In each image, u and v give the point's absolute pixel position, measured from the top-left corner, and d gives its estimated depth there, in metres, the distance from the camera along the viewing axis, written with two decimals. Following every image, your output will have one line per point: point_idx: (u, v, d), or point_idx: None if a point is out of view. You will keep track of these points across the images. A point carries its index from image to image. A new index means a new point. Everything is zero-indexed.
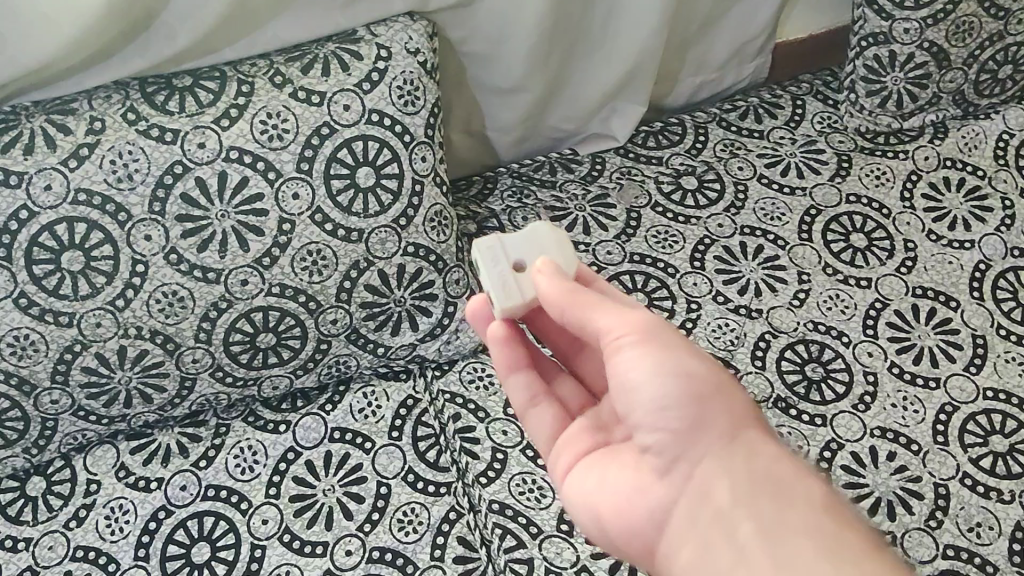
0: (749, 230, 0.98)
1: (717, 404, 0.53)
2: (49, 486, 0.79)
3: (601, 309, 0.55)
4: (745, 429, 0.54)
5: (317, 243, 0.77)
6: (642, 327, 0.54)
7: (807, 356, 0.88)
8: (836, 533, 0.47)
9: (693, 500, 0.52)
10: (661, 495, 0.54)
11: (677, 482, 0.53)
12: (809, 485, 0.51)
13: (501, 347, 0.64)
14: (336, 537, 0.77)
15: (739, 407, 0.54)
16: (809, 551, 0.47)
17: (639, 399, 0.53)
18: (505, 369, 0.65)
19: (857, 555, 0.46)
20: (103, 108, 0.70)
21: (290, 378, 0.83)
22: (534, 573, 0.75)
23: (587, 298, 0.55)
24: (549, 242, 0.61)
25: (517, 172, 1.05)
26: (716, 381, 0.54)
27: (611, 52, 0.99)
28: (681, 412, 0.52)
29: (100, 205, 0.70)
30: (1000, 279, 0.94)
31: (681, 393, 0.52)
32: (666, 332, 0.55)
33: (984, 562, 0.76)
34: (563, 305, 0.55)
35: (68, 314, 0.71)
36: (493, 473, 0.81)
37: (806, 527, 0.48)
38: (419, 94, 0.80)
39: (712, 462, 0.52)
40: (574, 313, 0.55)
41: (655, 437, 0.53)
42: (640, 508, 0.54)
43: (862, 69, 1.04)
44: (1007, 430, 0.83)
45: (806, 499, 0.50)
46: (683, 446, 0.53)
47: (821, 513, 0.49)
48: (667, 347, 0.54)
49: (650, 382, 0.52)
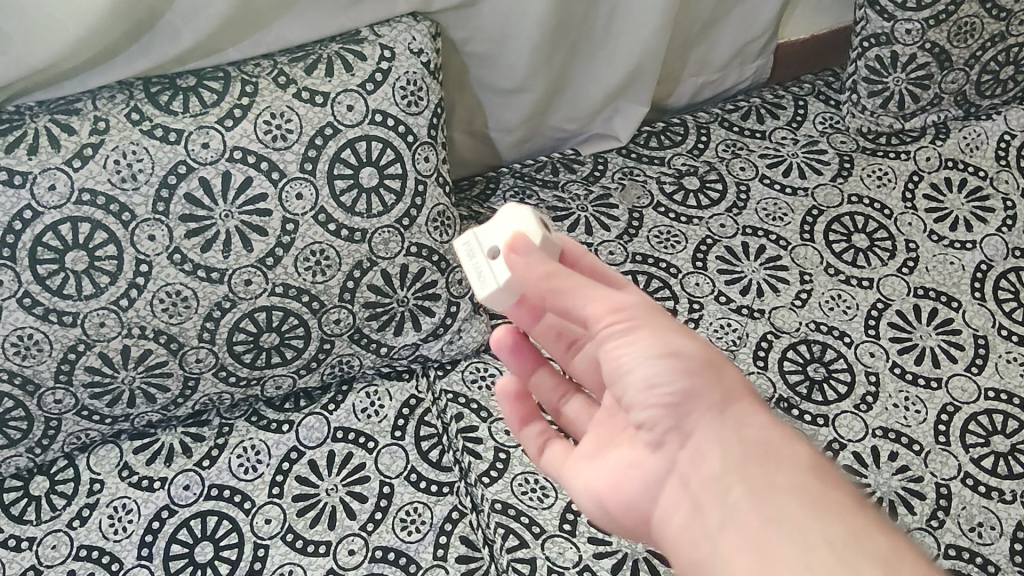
0: (751, 231, 0.98)
1: (709, 379, 0.52)
2: (52, 485, 0.79)
3: (583, 294, 0.50)
4: (737, 401, 0.52)
5: (321, 244, 0.77)
6: (630, 306, 0.51)
7: (809, 356, 0.88)
8: (827, 500, 0.47)
9: (685, 472, 0.51)
10: (654, 471, 0.52)
11: (669, 457, 0.52)
12: (801, 454, 0.50)
13: (511, 403, 0.65)
14: (338, 537, 0.77)
15: (729, 379, 0.52)
16: (801, 518, 0.46)
17: (629, 378, 0.51)
18: (518, 424, 0.64)
19: (848, 522, 0.45)
20: (107, 108, 0.71)
21: (293, 378, 0.83)
22: (536, 572, 0.75)
23: (568, 283, 0.50)
24: (519, 221, 0.56)
25: (519, 172, 1.05)
26: (705, 355, 0.52)
27: (614, 52, 0.99)
28: (673, 390, 0.51)
29: (104, 205, 0.70)
30: (1001, 280, 0.94)
31: (672, 372, 0.51)
32: (652, 309, 0.52)
33: (986, 562, 0.76)
34: (542, 286, 0.50)
35: (72, 314, 0.71)
36: (495, 472, 0.81)
37: (798, 496, 0.47)
38: (422, 94, 0.80)
39: (704, 436, 0.51)
40: (558, 298, 0.50)
41: (646, 414, 0.52)
42: (633, 484, 0.53)
43: (864, 69, 1.04)
44: (1009, 430, 0.83)
45: (795, 466, 0.49)
46: (674, 422, 0.51)
47: (813, 481, 0.48)
48: (656, 325, 0.52)
49: (640, 361, 0.51)
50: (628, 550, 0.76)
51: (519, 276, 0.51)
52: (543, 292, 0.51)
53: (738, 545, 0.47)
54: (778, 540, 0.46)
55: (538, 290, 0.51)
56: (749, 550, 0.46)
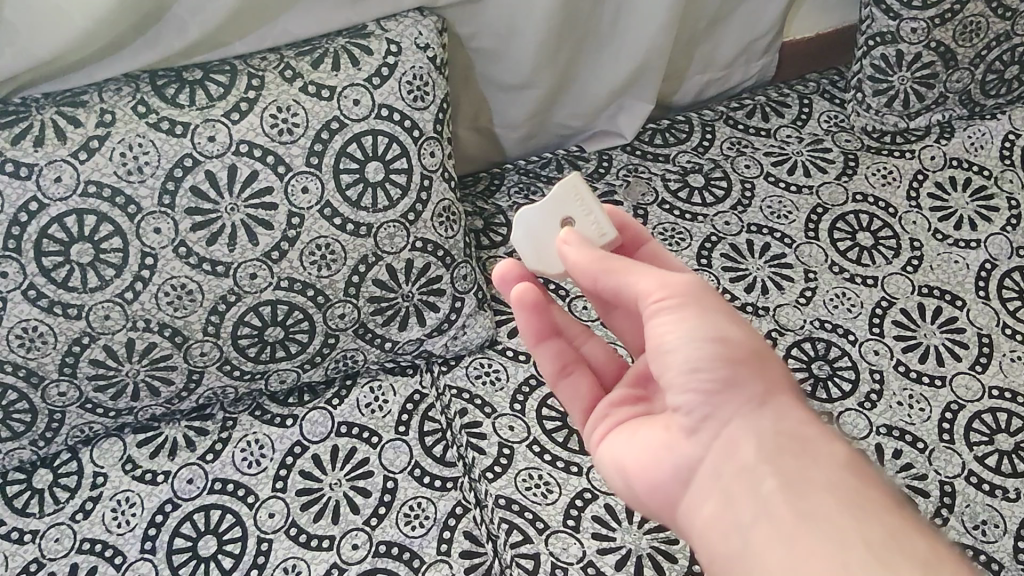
0: (756, 229, 0.98)
1: (753, 368, 0.52)
2: (55, 478, 0.79)
3: (636, 272, 0.54)
4: (778, 395, 0.53)
5: (326, 237, 0.77)
6: (678, 287, 0.53)
7: (814, 354, 0.88)
8: (864, 499, 0.47)
9: (718, 462, 0.52)
10: (687, 456, 0.53)
11: (704, 445, 0.53)
12: (840, 454, 0.50)
13: (528, 319, 0.64)
14: (342, 531, 0.77)
15: (773, 375, 0.53)
16: (834, 516, 0.46)
17: (670, 359, 0.52)
18: (534, 340, 0.66)
19: (885, 523, 0.46)
20: (114, 100, 0.70)
21: (297, 372, 0.83)
22: (540, 568, 0.75)
23: (617, 263, 0.55)
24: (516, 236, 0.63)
25: (524, 169, 1.05)
26: (749, 347, 0.53)
27: (619, 50, 0.99)
28: (714, 377, 0.51)
29: (110, 197, 0.70)
30: (1005, 279, 0.94)
31: (714, 360, 0.51)
32: (703, 293, 0.54)
33: (989, 559, 0.76)
34: (590, 274, 0.56)
35: (77, 305, 0.71)
36: (500, 467, 0.81)
37: (833, 494, 0.48)
38: (428, 90, 0.80)
39: (741, 425, 0.52)
40: (610, 278, 0.55)
41: (685, 400, 0.52)
42: (664, 468, 0.54)
43: (869, 68, 1.04)
44: (1013, 429, 0.83)
45: (831, 462, 0.50)
46: (712, 410, 0.52)
47: (849, 479, 0.48)
48: (703, 307, 0.53)
49: (684, 343, 0.52)
50: (633, 546, 0.76)
51: (572, 261, 0.57)
52: (595, 275, 0.55)
53: (768, 536, 0.48)
54: (811, 532, 0.46)
55: (589, 271, 0.56)
56: (781, 543, 0.47)
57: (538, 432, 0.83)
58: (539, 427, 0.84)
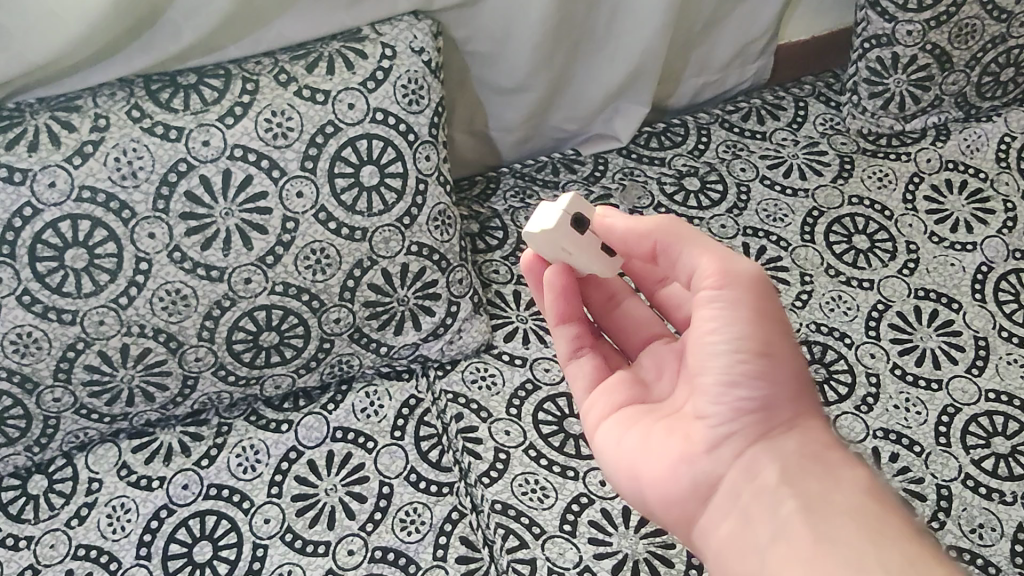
0: (752, 231, 0.98)
1: (785, 385, 0.54)
2: (50, 484, 0.79)
3: (698, 250, 0.57)
4: (800, 416, 0.55)
5: (321, 242, 0.77)
6: (732, 279, 0.54)
7: (810, 357, 0.88)
8: (883, 521, 0.49)
9: (741, 473, 0.54)
10: (709, 465, 0.55)
11: (728, 455, 0.54)
12: (859, 477, 0.52)
13: (555, 298, 0.64)
14: (338, 537, 0.77)
15: (802, 394, 0.55)
16: (851, 534, 0.48)
17: (707, 364, 0.55)
18: (555, 319, 0.66)
19: (901, 545, 0.47)
20: (108, 105, 0.70)
21: (292, 377, 0.83)
22: (536, 573, 0.75)
23: (681, 232, 0.58)
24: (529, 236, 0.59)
25: (520, 172, 1.05)
26: (784, 361, 0.54)
27: (615, 53, 0.99)
28: (746, 389, 0.53)
29: (105, 203, 0.69)
30: (1002, 281, 0.94)
31: (748, 371, 0.53)
32: (757, 290, 0.55)
33: (987, 563, 0.75)
34: (649, 236, 0.59)
35: (71, 311, 0.71)
36: (496, 472, 0.81)
37: (852, 514, 0.49)
38: (423, 93, 0.80)
39: (766, 442, 0.54)
40: (672, 243, 0.58)
41: (715, 409, 0.54)
42: (682, 474, 0.56)
43: (865, 71, 1.04)
44: (1010, 431, 0.83)
45: (851, 483, 0.51)
46: (741, 420, 0.54)
47: (868, 501, 0.50)
48: (750, 311, 0.54)
49: (721, 350, 0.54)
50: (630, 550, 0.76)
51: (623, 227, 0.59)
52: (654, 235, 0.58)
53: (786, 550, 0.50)
54: (829, 549, 0.48)
55: (645, 233, 0.59)
56: (798, 556, 0.49)
57: (535, 436, 0.83)
58: (535, 431, 0.83)
